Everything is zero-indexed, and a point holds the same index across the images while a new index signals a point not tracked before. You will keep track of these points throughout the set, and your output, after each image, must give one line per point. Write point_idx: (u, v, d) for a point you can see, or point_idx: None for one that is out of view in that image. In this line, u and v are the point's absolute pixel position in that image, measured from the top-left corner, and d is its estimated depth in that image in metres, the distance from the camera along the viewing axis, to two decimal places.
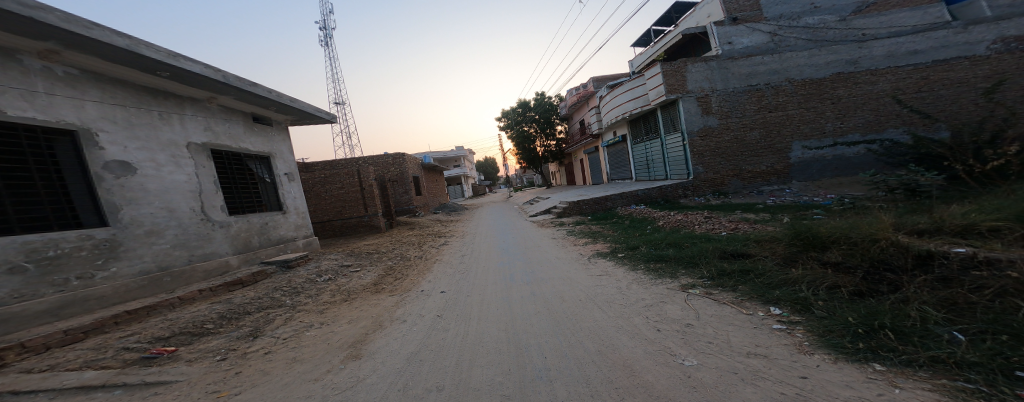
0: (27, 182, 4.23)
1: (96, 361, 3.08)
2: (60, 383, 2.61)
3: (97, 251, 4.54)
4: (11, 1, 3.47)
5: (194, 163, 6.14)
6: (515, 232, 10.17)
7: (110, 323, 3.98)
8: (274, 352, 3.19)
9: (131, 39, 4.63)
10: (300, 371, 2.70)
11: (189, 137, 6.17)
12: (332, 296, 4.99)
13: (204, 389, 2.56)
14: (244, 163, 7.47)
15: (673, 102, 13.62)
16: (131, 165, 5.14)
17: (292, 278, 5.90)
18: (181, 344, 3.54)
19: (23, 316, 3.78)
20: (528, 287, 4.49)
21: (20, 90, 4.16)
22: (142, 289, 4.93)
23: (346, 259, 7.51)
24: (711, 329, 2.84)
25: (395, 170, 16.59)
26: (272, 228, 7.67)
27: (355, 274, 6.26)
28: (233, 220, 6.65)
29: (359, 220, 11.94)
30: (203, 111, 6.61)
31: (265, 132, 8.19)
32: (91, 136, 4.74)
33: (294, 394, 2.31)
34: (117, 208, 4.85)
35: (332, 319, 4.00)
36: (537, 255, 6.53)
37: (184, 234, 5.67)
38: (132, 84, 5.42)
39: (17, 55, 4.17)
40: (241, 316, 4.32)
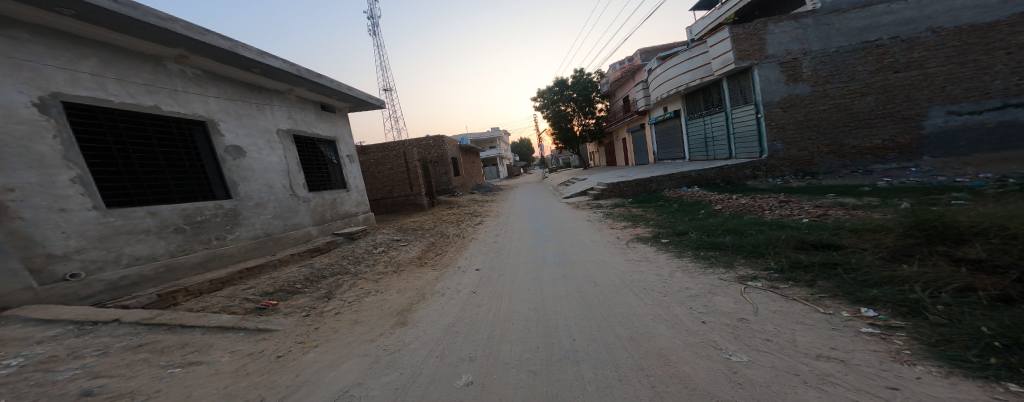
0: (181, 163, 5.46)
1: (229, 307, 4.00)
2: (207, 322, 3.48)
3: (227, 218, 5.72)
4: (151, 16, 4.43)
5: (283, 148, 7.22)
6: (551, 212, 10.03)
7: (237, 277, 5.06)
8: (341, 312, 3.76)
9: (231, 41, 5.52)
10: (362, 331, 3.17)
11: (278, 124, 7.23)
12: (385, 267, 5.64)
13: (293, 339, 3.18)
14: (317, 148, 8.54)
15: (748, 69, 11.73)
16: (242, 149, 6.26)
17: (356, 247, 6.81)
18: (281, 299, 4.38)
19: (186, 266, 5.03)
20: (560, 268, 4.50)
21: (168, 91, 5.33)
22: (256, 250, 6.12)
23: (396, 234, 8.27)
24: (773, 327, 2.55)
25: (437, 151, 17.31)
26: (340, 203, 8.74)
27: (404, 247, 6.98)
28: (312, 196, 7.72)
29: (406, 199, 12.89)
30: (286, 102, 7.63)
31: (331, 119, 9.18)
32: (214, 125, 5.88)
33: (354, 351, 2.76)
34: (236, 184, 6.01)
35: (384, 287, 4.54)
36: (571, 237, 6.44)
37: (280, 207, 6.80)
38: (238, 81, 6.48)
39: (163, 62, 5.28)
40: (320, 279, 5.11)
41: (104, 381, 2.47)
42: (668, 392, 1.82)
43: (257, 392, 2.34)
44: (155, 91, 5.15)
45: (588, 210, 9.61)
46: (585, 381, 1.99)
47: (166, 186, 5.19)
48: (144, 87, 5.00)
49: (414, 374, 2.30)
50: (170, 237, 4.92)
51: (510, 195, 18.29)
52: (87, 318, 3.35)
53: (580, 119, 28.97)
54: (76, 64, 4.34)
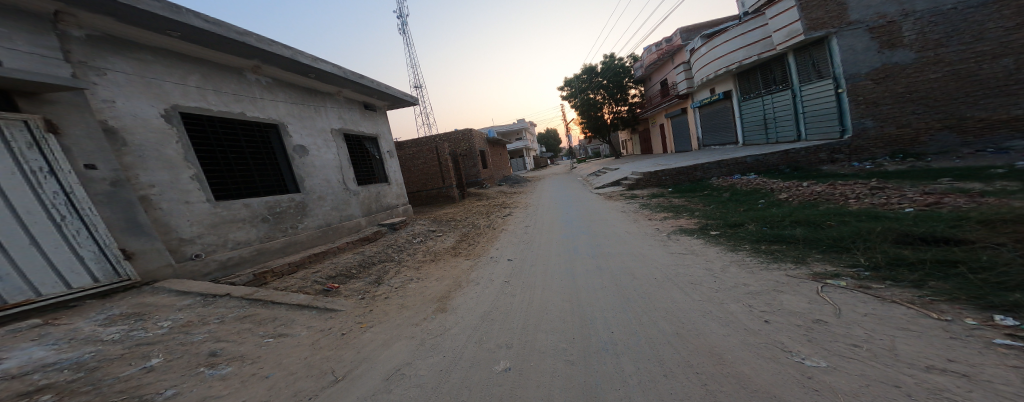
0: (263, 161, 6.27)
1: (304, 288, 4.57)
2: (290, 299, 4.01)
3: (297, 210, 6.46)
4: (231, 31, 5.12)
5: (336, 145, 7.88)
6: (584, 203, 9.71)
7: (308, 262, 5.74)
8: (390, 296, 4.09)
9: (291, 50, 6.14)
10: (409, 314, 3.41)
11: (331, 124, 7.89)
12: (423, 256, 5.98)
13: (353, 319, 3.55)
14: (362, 145, 9.17)
15: (823, 40, 10.62)
16: (305, 148, 7.00)
17: (399, 237, 7.29)
18: (342, 283, 4.88)
19: (272, 250, 5.79)
20: (594, 260, 4.37)
21: (250, 98, 6.11)
22: (321, 238, 6.84)
23: (432, 224, 8.64)
24: (863, 331, 2.17)
25: (465, 145, 17.57)
26: (385, 196, 9.31)
27: (439, 237, 7.29)
28: (360, 190, 8.30)
29: (439, 191, 13.37)
30: (337, 103, 8.30)
31: (373, 117, 9.76)
32: (285, 127, 6.65)
33: (403, 333, 2.98)
34: (302, 179, 6.76)
35: (424, 275, 4.82)
36: (604, 228, 6.19)
37: (337, 200, 7.50)
38: (299, 86, 7.19)
39: (243, 73, 6.06)
40: (371, 265, 5.58)
41: (224, 344, 3.04)
42: (724, 391, 1.69)
43: (325, 366, 2.63)
44: (240, 99, 5.94)
45: (621, 201, 9.04)
46: (626, 374, 1.93)
47: (252, 181, 5.97)
48: (232, 96, 5.81)
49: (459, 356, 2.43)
50: (260, 225, 5.71)
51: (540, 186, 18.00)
52: (203, 293, 4.04)
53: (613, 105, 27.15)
54: (186, 79, 5.15)
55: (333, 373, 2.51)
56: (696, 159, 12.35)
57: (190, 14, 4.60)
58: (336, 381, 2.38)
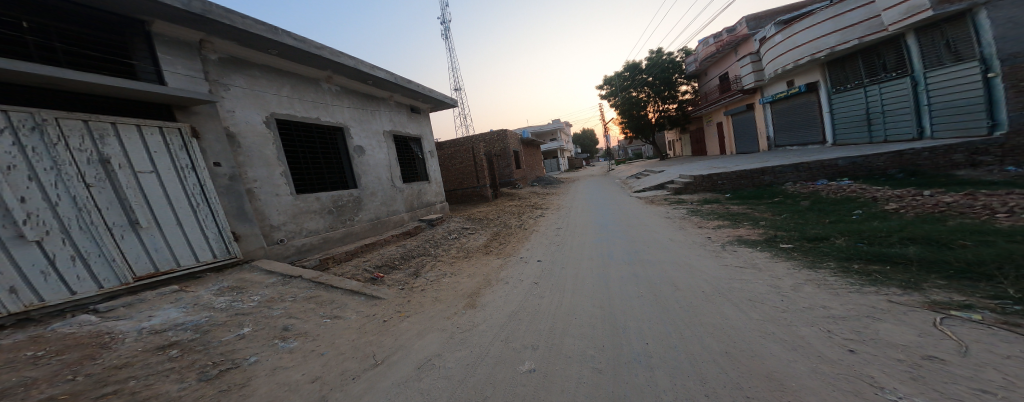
0: (331, 160, 6.92)
1: (356, 275, 4.99)
2: (344, 284, 4.39)
3: (354, 204, 7.00)
4: (310, 45, 5.80)
5: (386, 146, 8.39)
6: (622, 207, 9.22)
7: (359, 251, 6.22)
8: (426, 289, 4.29)
9: (353, 60, 6.74)
10: (441, 308, 3.54)
11: (382, 126, 8.40)
12: (457, 252, 6.17)
13: (393, 307, 3.78)
14: (408, 146, 9.53)
15: (963, 14, 8.90)
16: (362, 148, 7.59)
17: (436, 233, 7.56)
18: (387, 273, 5.24)
19: (335, 239, 6.35)
20: (632, 267, 4.12)
21: (323, 105, 6.83)
22: (373, 230, 7.35)
23: (466, 222, 8.84)
24: (998, 376, 1.63)
25: (499, 145, 17.23)
26: (425, 193, 9.65)
27: (471, 235, 7.45)
28: (404, 187, 8.68)
29: (473, 190, 13.47)
30: (390, 107, 8.86)
31: (419, 119, 10.20)
32: (348, 129, 7.29)
33: (434, 326, 3.10)
34: (360, 176, 7.34)
35: (457, 270, 4.97)
36: (642, 234, 5.84)
37: (386, 196, 8.00)
38: (360, 92, 7.85)
39: (319, 83, 6.80)
40: (411, 258, 5.90)
41: (293, 321, 3.44)
42: None
43: (367, 350, 2.82)
44: (316, 105, 6.65)
45: (666, 206, 8.36)
46: (660, 389, 1.80)
47: (321, 178, 6.58)
48: (312, 104, 6.55)
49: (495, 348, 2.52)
50: (327, 217, 6.30)
51: (574, 188, 17.46)
52: (282, 274, 4.57)
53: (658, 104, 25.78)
54: (280, 90, 5.97)
55: (375, 357, 2.70)
56: (755, 163, 11.04)
57: (282, 33, 5.32)
58: (376, 365, 2.55)
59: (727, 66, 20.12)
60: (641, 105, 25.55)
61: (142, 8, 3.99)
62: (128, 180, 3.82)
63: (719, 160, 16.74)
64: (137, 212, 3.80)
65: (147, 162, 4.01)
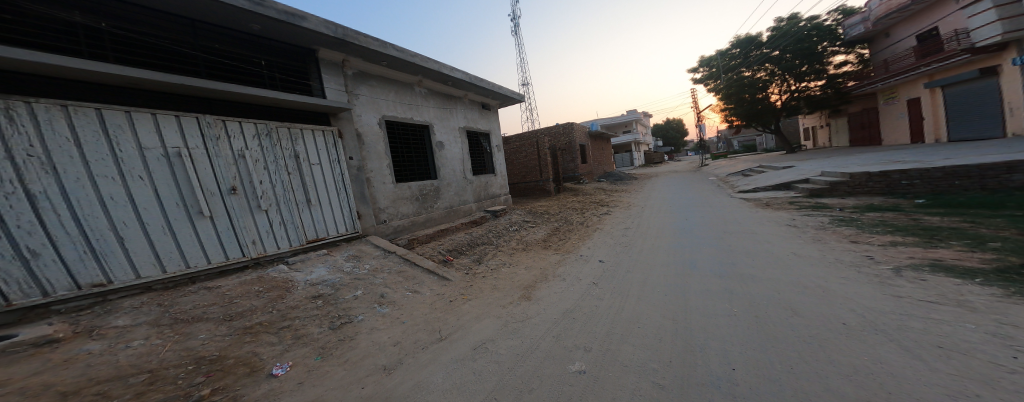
0: (417, 153, 7.31)
1: (435, 254, 5.50)
2: (422, 262, 4.82)
3: (432, 194, 7.32)
4: (411, 55, 6.46)
5: (459, 142, 8.44)
6: (704, 210, 8.11)
7: (435, 235, 6.63)
8: (486, 276, 4.49)
9: (439, 64, 7.20)
10: (501, 296, 3.68)
11: (456, 122, 8.49)
12: (517, 243, 6.29)
13: (457, 290, 4.05)
14: (478, 141, 9.47)
15: None
16: (442, 143, 7.88)
17: (499, 224, 7.71)
18: (457, 256, 5.62)
19: (418, 222, 6.82)
20: (728, 281, 3.50)
21: (412, 106, 7.23)
22: (448, 216, 7.69)
23: (528, 215, 8.85)
24: None
25: (566, 139, 16.75)
26: (491, 186, 9.47)
27: (532, 228, 7.50)
28: (473, 179, 8.72)
29: (535, 184, 13.48)
30: (467, 107, 8.98)
31: (489, 115, 9.95)
32: (431, 128, 7.63)
33: (491, 313, 3.22)
34: (439, 168, 7.65)
35: (514, 261, 5.09)
36: (728, 243, 5.08)
37: (460, 187, 8.21)
38: (447, 95, 8.31)
39: (413, 87, 7.30)
40: (478, 245, 6.18)
41: (385, 290, 3.99)
42: None
43: (434, 325, 3.10)
44: (408, 106, 7.09)
45: (795, 215, 6.68)
46: None
47: (410, 171, 7.05)
48: (404, 106, 6.97)
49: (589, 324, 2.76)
50: (413, 204, 6.80)
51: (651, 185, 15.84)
52: (384, 249, 5.26)
53: (794, 81, 21.19)
54: (379, 95, 6.43)
55: (440, 332, 2.95)
56: (919, 164, 8.27)
57: (389, 47, 6.01)
58: (439, 340, 2.78)
59: (934, 18, 14.92)
60: (759, 86, 21.62)
61: (306, 37, 5.06)
62: (308, 169, 5.11)
63: (848, 157, 13.42)
64: (311, 192, 5.07)
65: (319, 155, 5.28)
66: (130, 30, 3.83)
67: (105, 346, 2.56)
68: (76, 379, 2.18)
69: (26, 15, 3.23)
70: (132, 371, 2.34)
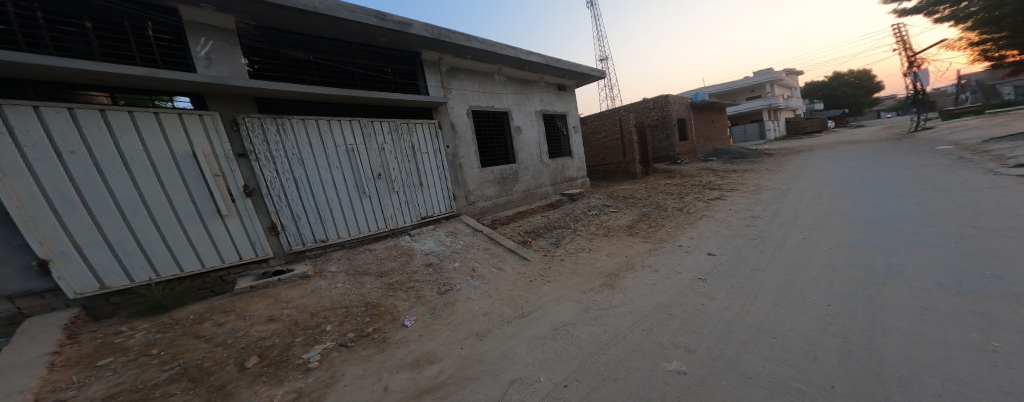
0: (497, 138, 7.41)
1: (516, 235, 5.63)
2: (504, 242, 4.93)
3: (510, 177, 7.40)
4: (490, 45, 6.44)
5: (536, 125, 8.33)
6: (910, 195, 5.63)
7: (514, 217, 6.77)
8: (565, 259, 4.44)
9: (515, 49, 7.03)
10: (579, 280, 3.60)
11: (533, 106, 8.34)
12: (596, 229, 6.03)
13: (536, 271, 4.07)
14: (554, 123, 9.20)
15: None
16: (519, 128, 7.82)
17: (576, 207, 7.52)
18: (535, 238, 5.64)
19: (497, 205, 7.02)
20: (905, 290, 2.65)
21: (492, 94, 7.27)
22: (525, 199, 7.73)
23: (608, 199, 8.36)
24: None
25: (657, 113, 15.10)
26: (567, 168, 9.25)
27: (614, 214, 7.09)
28: (549, 162, 8.59)
29: (617, 167, 12.67)
30: (542, 90, 8.69)
31: (565, 97, 9.46)
32: (509, 114, 7.61)
33: (571, 297, 3.14)
34: (516, 153, 7.67)
35: (596, 247, 4.89)
36: (889, 236, 3.89)
37: (536, 170, 8.14)
38: (523, 80, 8.14)
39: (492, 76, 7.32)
40: (553, 228, 6.10)
41: (475, 264, 4.28)
42: None
43: (517, 302, 3.20)
44: (489, 94, 7.15)
45: None
46: None
47: (491, 156, 7.22)
48: (484, 94, 7.04)
49: (663, 301, 2.89)
50: (494, 187, 7.00)
51: (786, 162, 12.58)
52: (474, 228, 5.53)
53: None
54: (462, 87, 6.63)
55: (523, 309, 3.02)
56: None
57: (473, 39, 6.12)
58: (521, 317, 2.86)
59: None
60: None
61: (405, 42, 5.46)
62: (430, 156, 5.86)
63: None
64: (436, 175, 5.90)
65: (426, 145, 5.80)
66: (325, 58, 5.01)
67: (327, 284, 3.73)
68: (316, 304, 3.34)
69: (277, 57, 4.61)
70: (338, 304, 3.35)
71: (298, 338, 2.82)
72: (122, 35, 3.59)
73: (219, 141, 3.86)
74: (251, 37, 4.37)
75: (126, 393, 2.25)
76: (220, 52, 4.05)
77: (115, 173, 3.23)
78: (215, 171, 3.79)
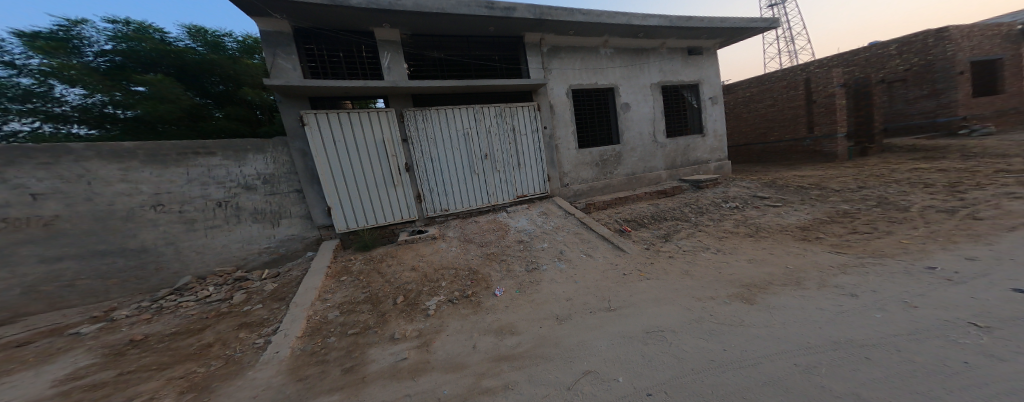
0: (598, 118, 6.89)
1: (610, 223, 5.22)
2: (597, 228, 4.63)
3: (611, 159, 6.87)
4: (595, 16, 5.86)
5: (653, 99, 7.28)
6: None
7: (612, 203, 6.33)
8: (675, 257, 3.85)
9: (626, 15, 6.15)
10: (686, 284, 3.11)
11: (650, 79, 7.26)
12: (734, 226, 4.90)
13: (635, 265, 3.70)
14: (678, 95, 7.75)
15: None
16: (627, 105, 6.99)
17: (700, 197, 6.33)
18: (633, 228, 5.11)
19: (594, 189, 6.67)
20: None
21: (596, 70, 6.69)
22: (627, 185, 7.03)
23: (759, 189, 6.67)
24: None
25: (912, 59, 9.96)
26: (693, 149, 7.82)
27: (772, 209, 5.54)
28: (668, 142, 7.47)
29: (791, 145, 9.76)
30: (662, 58, 7.39)
31: (697, 63, 7.76)
32: (616, 90, 6.88)
33: (679, 301, 2.73)
34: (621, 133, 6.96)
35: (729, 249, 4.01)
36: None
37: (645, 152, 7.23)
38: (636, 49, 7.11)
39: (597, 50, 6.70)
40: (661, 220, 5.40)
41: (562, 247, 4.25)
42: None
43: (604, 293, 3.03)
44: (591, 71, 6.63)
45: None
46: None
47: (591, 136, 6.83)
48: (586, 71, 6.57)
49: (813, 328, 2.17)
50: (590, 170, 6.65)
51: None
52: (566, 211, 5.41)
53: None
54: (563, 65, 6.35)
55: (610, 302, 2.84)
56: None
57: (576, 12, 5.68)
58: (607, 310, 2.69)
59: None
60: None
61: (509, 28, 5.57)
62: (545, 135, 6.11)
63: None
64: (549, 153, 6.16)
65: (526, 126, 5.87)
66: (451, 53, 5.79)
67: (448, 246, 4.40)
68: (439, 262, 4.01)
69: (421, 59, 5.63)
70: (449, 265, 3.91)
71: (426, 287, 3.47)
72: (358, 60, 5.11)
73: (392, 130, 4.96)
74: (410, 44, 5.41)
75: (349, 303, 3.31)
76: (395, 62, 5.16)
77: (341, 157, 4.70)
78: (392, 151, 4.97)
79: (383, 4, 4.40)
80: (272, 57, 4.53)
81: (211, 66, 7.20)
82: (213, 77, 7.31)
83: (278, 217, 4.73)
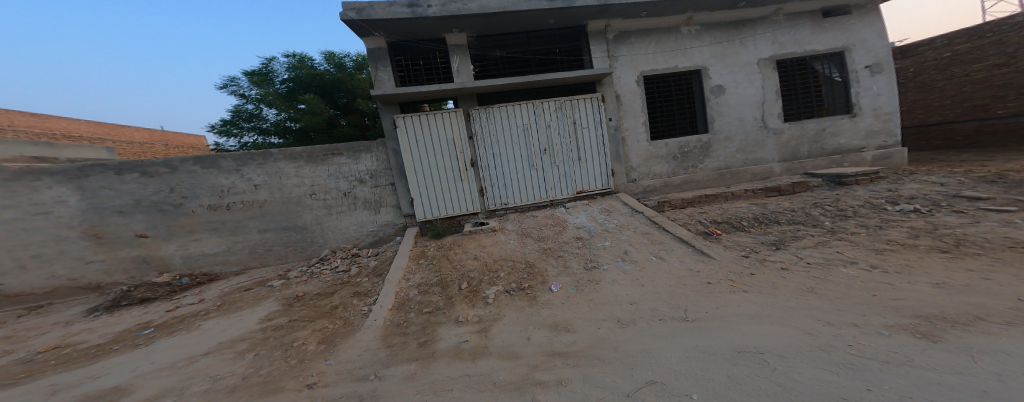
0: (679, 105, 6.07)
1: (689, 224, 4.57)
2: (674, 230, 4.10)
3: (699, 150, 5.98)
4: None
5: (761, 77, 6.03)
6: None
7: (697, 201, 5.54)
8: (790, 271, 3.10)
9: None
10: (806, 302, 2.47)
11: (760, 54, 6.01)
12: (905, 235, 3.63)
13: (725, 274, 3.15)
14: (810, 68, 6.19)
15: None
16: (723, 87, 5.96)
17: (842, 198, 4.95)
18: (725, 232, 4.34)
19: (670, 185, 5.96)
20: None
21: (678, 51, 5.88)
22: (716, 181, 6.03)
23: (947, 186, 4.88)
24: None
25: None
26: (830, 135, 6.16)
27: (981, 215, 3.88)
28: (787, 127, 6.11)
29: None
30: (773, 26, 6.00)
31: (842, 23, 6.08)
32: (706, 71, 5.91)
33: (794, 321, 2.21)
34: (712, 120, 5.97)
35: (889, 265, 3.01)
36: None
37: (746, 141, 6.06)
38: (736, 20, 5.94)
39: (677, 29, 5.87)
40: (770, 223, 4.48)
41: (625, 247, 3.94)
42: None
43: (678, 302, 2.70)
44: (672, 52, 5.87)
45: None
46: None
47: (668, 126, 6.09)
48: (666, 54, 5.85)
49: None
50: (666, 163, 5.97)
51: None
52: (633, 208, 4.98)
53: None
54: (639, 50, 5.79)
55: (686, 311, 2.52)
56: None
57: None
58: (682, 320, 2.39)
59: None
60: None
61: (574, 18, 5.34)
62: (612, 127, 5.71)
63: None
64: (615, 146, 5.75)
65: (588, 118, 5.57)
66: (513, 51, 5.90)
67: (505, 238, 4.55)
68: (498, 253, 4.19)
69: (485, 59, 5.87)
70: (508, 257, 4.04)
71: (487, 277, 3.66)
72: (435, 66, 5.70)
73: (460, 128, 5.34)
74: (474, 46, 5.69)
75: (427, 284, 3.73)
76: (463, 64, 5.50)
77: (419, 154, 5.29)
78: (459, 148, 5.36)
79: (452, 11, 4.78)
80: (376, 70, 5.32)
81: (339, 83, 8.92)
82: (342, 94, 9.09)
83: (379, 205, 5.57)
